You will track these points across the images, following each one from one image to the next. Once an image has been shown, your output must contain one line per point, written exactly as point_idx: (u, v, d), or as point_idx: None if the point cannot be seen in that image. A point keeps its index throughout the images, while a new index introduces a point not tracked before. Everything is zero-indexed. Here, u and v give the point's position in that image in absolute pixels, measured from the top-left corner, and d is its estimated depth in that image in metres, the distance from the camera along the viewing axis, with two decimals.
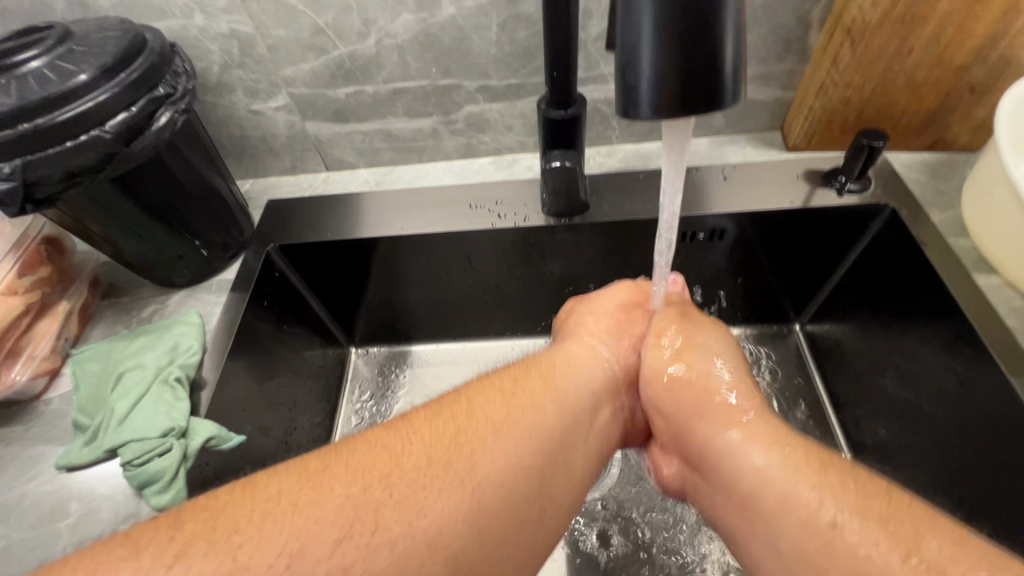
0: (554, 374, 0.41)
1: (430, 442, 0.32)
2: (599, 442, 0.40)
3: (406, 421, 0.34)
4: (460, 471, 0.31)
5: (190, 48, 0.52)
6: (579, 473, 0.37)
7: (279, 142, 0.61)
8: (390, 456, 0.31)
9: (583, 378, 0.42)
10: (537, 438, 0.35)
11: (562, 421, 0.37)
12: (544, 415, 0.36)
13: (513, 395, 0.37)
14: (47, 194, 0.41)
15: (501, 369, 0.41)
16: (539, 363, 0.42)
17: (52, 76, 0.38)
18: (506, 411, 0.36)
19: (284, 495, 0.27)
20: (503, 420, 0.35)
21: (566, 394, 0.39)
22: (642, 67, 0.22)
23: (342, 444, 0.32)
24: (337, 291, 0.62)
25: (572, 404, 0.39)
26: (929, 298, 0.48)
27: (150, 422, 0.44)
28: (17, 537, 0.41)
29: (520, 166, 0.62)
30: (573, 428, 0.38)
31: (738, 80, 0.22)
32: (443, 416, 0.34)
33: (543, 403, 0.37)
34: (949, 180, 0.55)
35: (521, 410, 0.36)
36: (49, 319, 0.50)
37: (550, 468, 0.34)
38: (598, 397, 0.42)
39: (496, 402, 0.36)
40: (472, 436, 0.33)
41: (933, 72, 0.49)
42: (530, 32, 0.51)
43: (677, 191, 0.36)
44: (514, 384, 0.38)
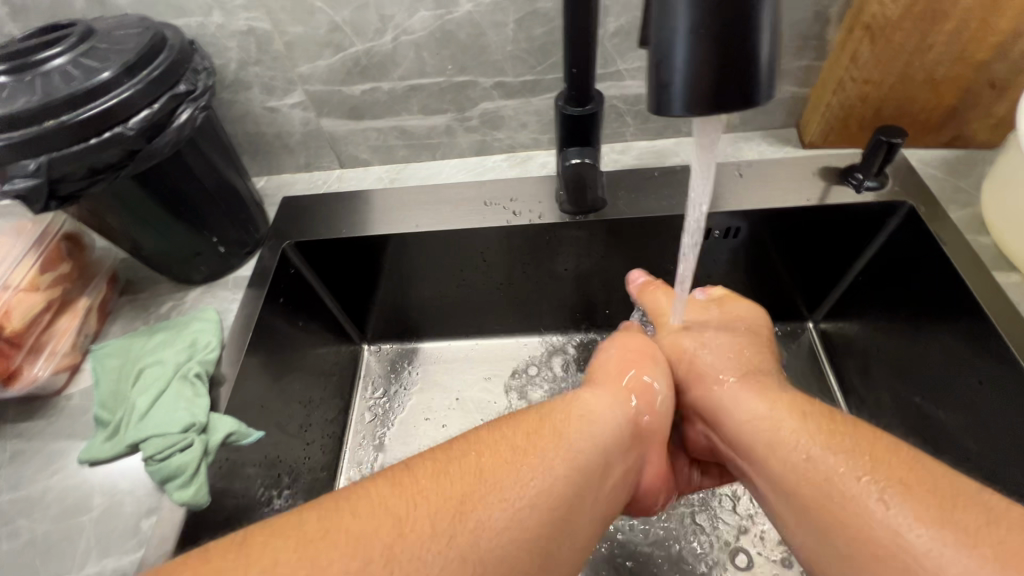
0: (572, 425, 0.40)
1: (434, 507, 0.32)
2: (609, 501, 0.39)
3: (413, 478, 0.34)
4: (462, 544, 0.30)
5: (208, 45, 0.52)
6: (585, 536, 0.36)
7: (294, 139, 0.61)
8: (392, 524, 0.30)
9: (600, 430, 0.40)
10: (546, 506, 0.34)
11: (574, 484, 0.36)
12: (554, 478, 0.35)
13: (525, 454, 0.36)
14: (70, 191, 0.41)
15: (515, 419, 0.39)
16: (555, 413, 0.40)
17: (76, 73, 0.38)
18: (517, 474, 0.35)
19: (280, 568, 0.27)
20: (511, 486, 0.34)
21: (583, 452, 0.38)
22: (675, 64, 0.22)
23: (347, 501, 0.32)
24: (351, 288, 0.63)
25: (586, 463, 0.38)
26: (949, 296, 0.48)
27: (171, 418, 0.44)
28: (42, 531, 0.42)
29: (534, 163, 0.62)
30: (584, 490, 0.37)
31: (772, 77, 0.22)
32: (451, 476, 0.34)
33: (555, 463, 0.36)
34: (966, 177, 0.54)
35: (531, 473, 0.35)
36: (70, 314, 0.51)
37: (556, 538, 0.34)
38: (613, 452, 0.40)
39: (507, 462, 0.35)
40: (479, 504, 0.33)
41: (953, 68, 0.48)
42: (547, 29, 0.51)
43: (707, 185, 0.35)
44: (527, 440, 0.37)
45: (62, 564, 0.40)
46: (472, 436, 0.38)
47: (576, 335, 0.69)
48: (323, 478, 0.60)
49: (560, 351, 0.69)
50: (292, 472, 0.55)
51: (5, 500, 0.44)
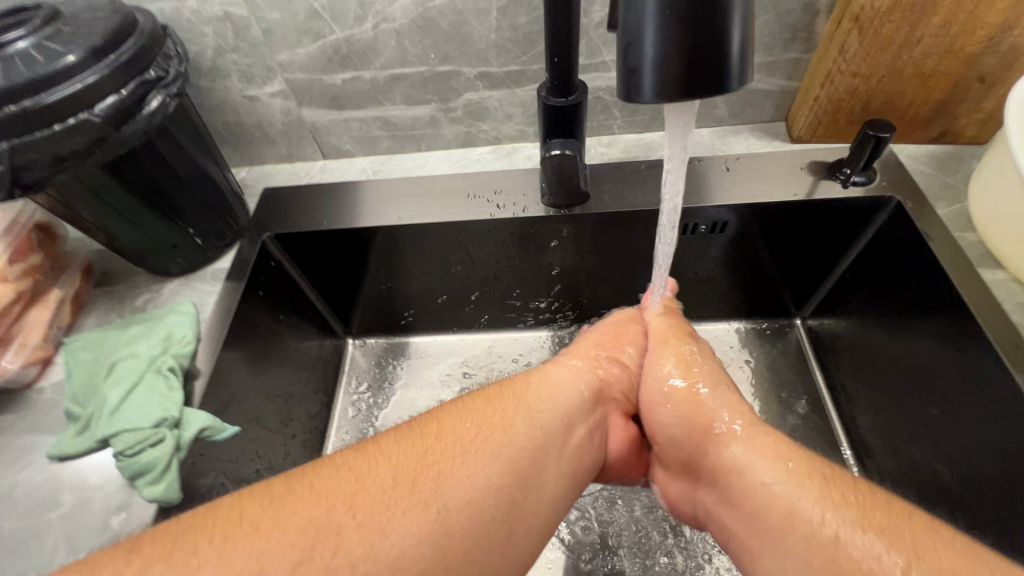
0: (530, 393, 0.41)
1: (397, 464, 0.31)
2: (578, 464, 0.40)
3: (376, 442, 0.33)
4: (426, 492, 0.30)
5: (183, 31, 0.50)
6: (554, 493, 0.36)
7: (275, 129, 0.60)
8: (355, 479, 0.30)
9: (560, 398, 0.42)
10: (508, 460, 0.34)
11: (534, 443, 0.37)
12: (515, 437, 0.36)
13: (483, 415, 0.37)
14: (35, 179, 0.40)
15: (472, 391, 0.40)
16: (516, 382, 0.41)
17: (39, 56, 0.37)
18: (477, 433, 0.35)
19: (245, 523, 0.26)
20: (472, 444, 0.34)
21: (541, 415, 0.39)
22: (645, 48, 0.21)
23: (310, 464, 0.31)
24: (333, 281, 0.62)
25: (547, 425, 0.39)
26: (934, 294, 0.47)
27: (142, 413, 0.43)
28: (9, 527, 0.41)
29: (519, 156, 0.61)
30: (545, 448, 0.37)
31: (745, 63, 0.21)
32: (412, 437, 0.34)
33: (514, 423, 0.37)
34: (954, 173, 0.54)
35: (492, 432, 0.36)
36: (41, 307, 0.49)
37: (521, 489, 0.34)
38: (575, 416, 0.42)
39: (468, 424, 0.36)
40: (440, 457, 0.33)
41: (942, 62, 0.48)
42: (531, 17, 0.50)
43: (678, 178, 0.35)
44: (486, 405, 0.38)
45: (29, 562, 0.39)
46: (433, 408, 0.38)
47: (563, 330, 0.69)
48: None
49: (547, 346, 0.68)
50: (272, 468, 0.54)
51: None
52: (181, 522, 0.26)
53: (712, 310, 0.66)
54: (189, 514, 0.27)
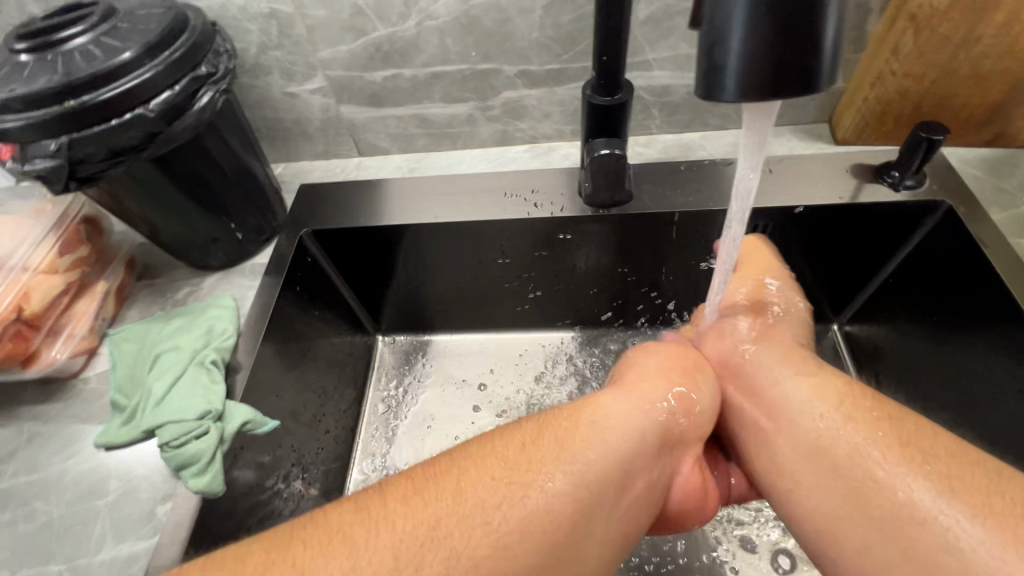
0: (577, 437, 0.37)
1: (400, 535, 0.30)
2: (628, 520, 0.36)
3: (382, 500, 0.32)
4: (431, 575, 0.29)
5: (229, 28, 0.51)
6: (594, 561, 0.34)
7: (313, 125, 0.60)
8: (351, 553, 0.29)
9: (616, 439, 0.37)
10: (535, 531, 0.32)
11: (571, 505, 0.33)
12: (546, 499, 0.33)
13: (512, 467, 0.34)
14: (90, 173, 0.40)
15: (505, 433, 0.37)
16: (559, 420, 0.38)
17: (98, 52, 0.38)
18: (499, 494, 0.33)
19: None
20: (491, 505, 0.32)
21: (586, 467, 0.35)
22: (730, 46, 0.20)
23: (306, 529, 0.31)
24: (367, 277, 0.62)
25: (592, 475, 0.35)
26: (988, 300, 0.46)
27: (187, 404, 0.44)
28: (58, 513, 0.42)
29: (555, 155, 0.61)
30: (587, 511, 0.34)
31: (834, 61, 0.21)
32: (426, 496, 0.33)
33: (545, 479, 0.34)
34: (1008, 177, 0.52)
35: (516, 492, 0.33)
36: (88, 298, 0.50)
37: (551, 563, 0.32)
38: (633, 465, 0.37)
39: (490, 482, 0.34)
40: (453, 526, 0.31)
41: (1002, 62, 0.46)
42: (576, 15, 0.49)
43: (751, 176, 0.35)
44: (517, 453, 0.35)
45: (77, 549, 0.40)
46: (457, 451, 0.37)
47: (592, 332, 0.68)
48: (336, 469, 0.60)
49: (576, 347, 0.68)
50: (305, 460, 0.55)
51: (22, 482, 0.44)
52: None
53: None
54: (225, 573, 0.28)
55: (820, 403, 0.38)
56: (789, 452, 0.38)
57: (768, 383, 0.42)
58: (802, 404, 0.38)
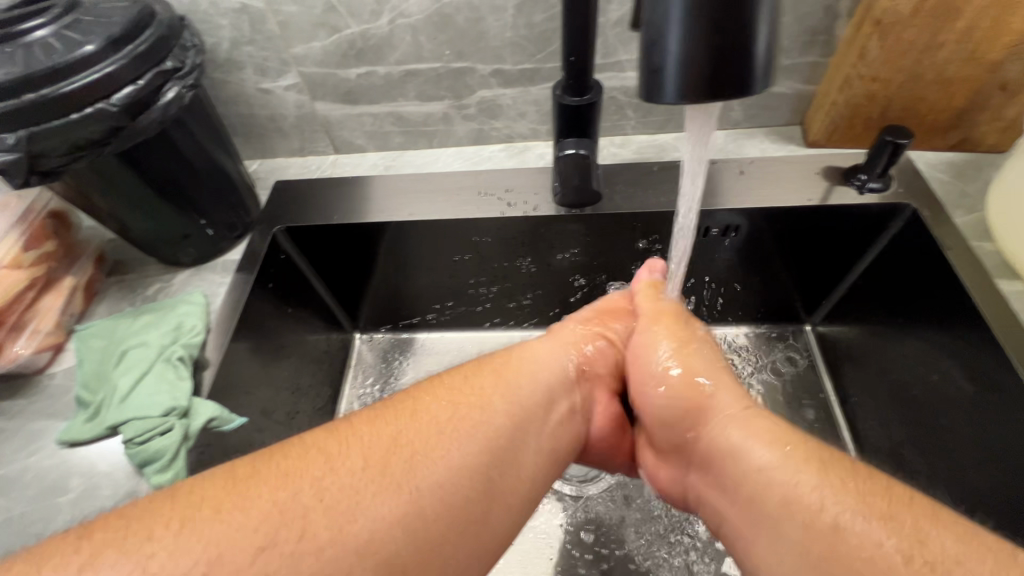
0: (509, 368, 0.40)
1: (366, 445, 0.31)
2: (559, 438, 0.40)
3: (349, 423, 0.33)
4: (398, 474, 0.30)
5: (201, 22, 0.51)
6: (535, 470, 0.36)
7: (288, 122, 0.60)
8: (324, 460, 0.29)
9: (541, 372, 0.42)
10: (483, 439, 0.34)
11: (511, 421, 0.36)
12: (492, 416, 0.35)
13: (461, 392, 0.36)
14: (51, 166, 0.40)
15: (453, 368, 0.39)
16: (495, 359, 0.41)
17: (58, 46, 0.37)
18: (452, 410, 0.35)
19: (205, 506, 0.26)
20: (447, 421, 0.34)
21: (520, 391, 0.39)
22: (668, 48, 0.21)
23: (280, 446, 0.31)
24: (342, 275, 0.62)
25: (524, 398, 0.38)
26: (948, 302, 0.47)
27: (152, 401, 0.43)
28: (18, 510, 0.41)
29: (531, 154, 0.61)
30: (525, 426, 0.37)
31: (769, 65, 0.21)
32: (387, 416, 0.33)
33: (490, 401, 0.36)
34: (973, 181, 0.53)
35: (469, 410, 0.35)
36: (54, 294, 0.50)
37: (498, 465, 0.33)
38: (556, 392, 0.41)
39: (445, 402, 0.35)
40: (415, 437, 0.32)
41: (964, 68, 0.47)
42: (548, 15, 0.50)
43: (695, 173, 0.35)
44: (465, 381, 0.38)
45: (37, 546, 0.39)
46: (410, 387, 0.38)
47: None
48: None
49: None
50: None
51: None
52: (135, 508, 0.26)
53: (720, 313, 0.65)
54: (216, 476, 0.28)
55: (757, 438, 0.35)
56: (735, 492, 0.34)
57: (715, 426, 0.38)
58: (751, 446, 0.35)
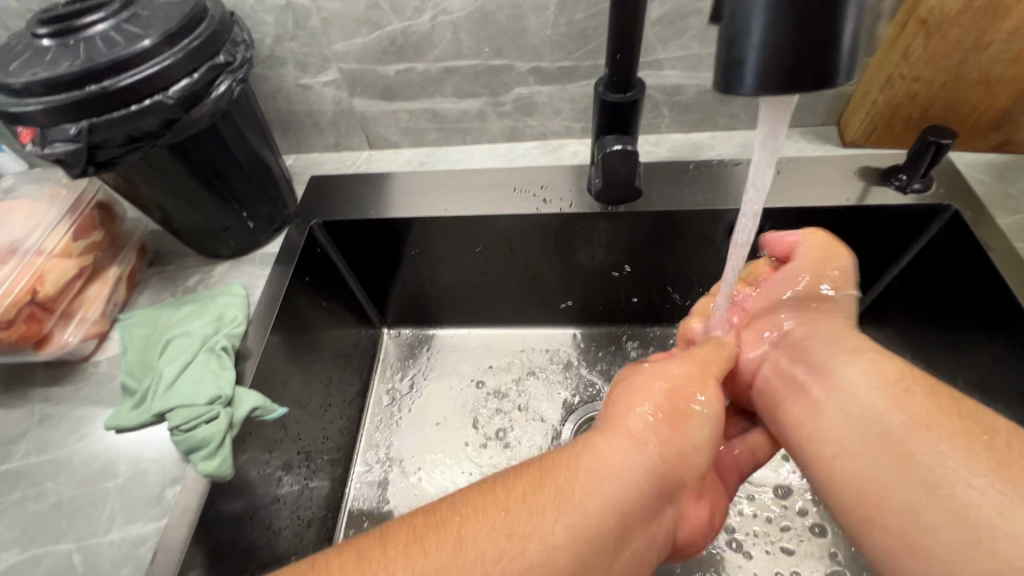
0: (576, 489, 0.34)
1: None
2: (628, 569, 0.34)
3: (383, 549, 0.30)
4: None
5: (247, 18, 0.51)
6: None
7: (325, 118, 0.61)
8: None
9: (616, 491, 0.34)
10: None
11: (572, 565, 0.31)
12: (550, 561, 0.31)
13: (517, 515, 0.32)
14: (108, 157, 0.41)
15: (516, 477, 0.35)
16: (562, 471, 0.35)
17: (119, 39, 0.38)
18: (501, 555, 0.30)
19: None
20: (502, 561, 0.30)
21: (587, 524, 0.32)
22: (750, 40, 0.21)
23: (314, 571, 0.30)
24: (374, 270, 0.62)
25: (592, 534, 0.32)
26: (991, 301, 0.46)
27: (197, 389, 0.44)
28: (68, 494, 0.42)
29: (565, 152, 0.61)
30: (588, 574, 0.31)
31: (854, 58, 0.21)
32: (426, 551, 0.30)
33: (549, 538, 0.31)
34: (1015, 183, 0.52)
35: (519, 554, 0.30)
36: (100, 283, 0.51)
37: None
38: (631, 517, 0.34)
39: (493, 539, 0.31)
40: None
41: (1010, 68, 0.46)
42: (589, 13, 0.50)
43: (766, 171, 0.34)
44: (521, 507, 0.32)
45: (87, 529, 0.40)
46: (469, 492, 0.34)
47: (597, 330, 0.68)
48: (340, 459, 0.60)
49: (580, 344, 0.68)
50: (311, 449, 0.55)
51: (32, 463, 0.44)
52: None
53: None
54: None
55: (858, 366, 0.38)
56: (833, 416, 0.38)
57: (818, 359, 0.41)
58: (853, 378, 0.38)
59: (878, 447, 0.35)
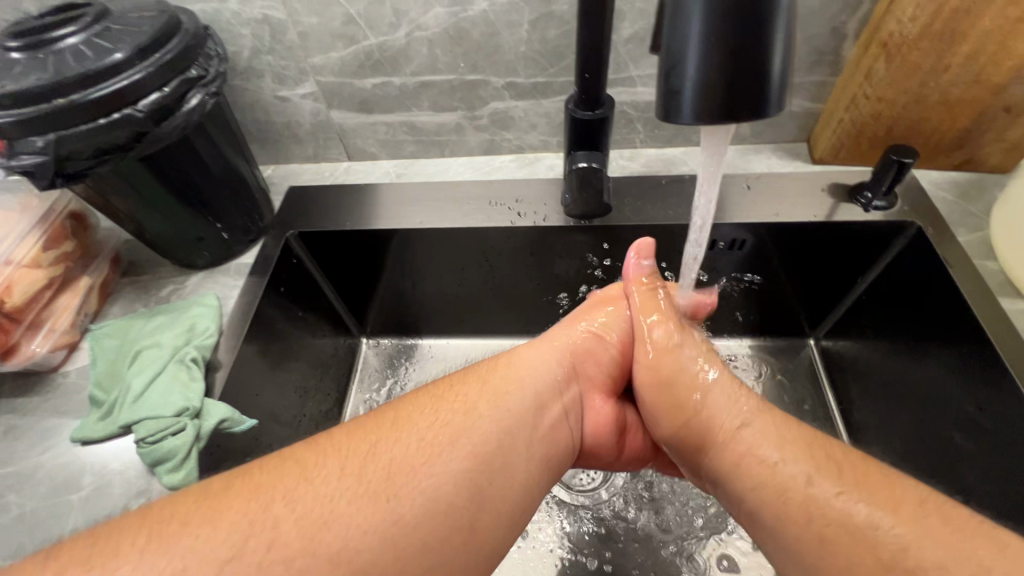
0: (497, 375, 0.39)
1: (343, 456, 0.31)
2: (552, 446, 0.38)
3: (329, 432, 0.33)
4: (374, 482, 0.30)
5: (222, 32, 0.52)
6: (529, 478, 0.35)
7: (303, 129, 0.61)
8: (299, 469, 0.30)
9: (532, 378, 0.40)
10: (468, 445, 0.33)
11: (500, 426, 0.35)
12: (479, 424, 0.35)
13: (445, 400, 0.36)
14: (78, 169, 0.41)
15: (439, 379, 0.39)
16: (484, 367, 0.40)
17: (89, 53, 0.39)
18: (436, 420, 0.34)
19: (181, 515, 0.26)
20: (433, 431, 0.33)
21: (509, 398, 0.37)
22: (687, 73, 0.22)
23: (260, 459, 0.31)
24: (351, 280, 0.63)
25: (513, 405, 0.37)
26: (950, 317, 0.47)
27: (165, 401, 0.44)
28: (30, 507, 0.42)
29: (541, 165, 0.62)
30: (516, 434, 0.36)
31: (783, 89, 0.23)
32: (367, 427, 0.34)
33: (477, 408, 0.36)
34: (977, 201, 0.54)
35: (453, 419, 0.34)
36: (70, 293, 0.51)
37: (484, 474, 0.32)
38: (547, 397, 0.40)
39: (428, 412, 0.35)
40: (394, 445, 0.32)
41: (969, 90, 0.48)
42: (562, 31, 0.51)
43: (710, 200, 0.36)
44: (449, 390, 0.37)
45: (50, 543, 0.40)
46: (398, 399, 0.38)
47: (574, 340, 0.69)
48: None
49: None
50: None
51: None
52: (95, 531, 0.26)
53: (722, 325, 0.65)
54: (194, 493, 0.28)
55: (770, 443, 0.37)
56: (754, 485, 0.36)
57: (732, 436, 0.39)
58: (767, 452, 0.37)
59: (817, 530, 0.32)
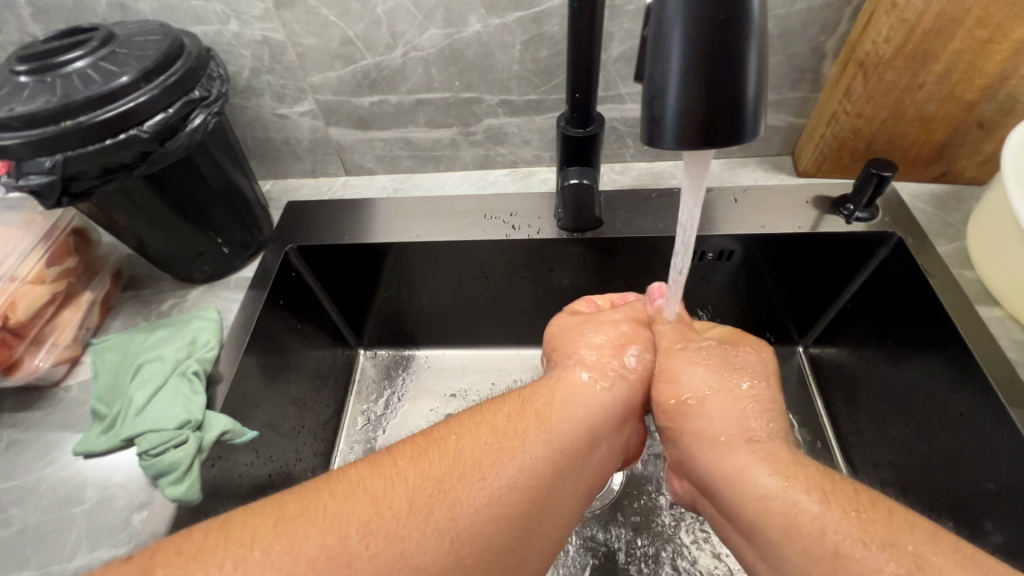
0: (551, 407, 0.40)
1: (410, 489, 0.32)
2: (591, 480, 0.40)
3: (391, 458, 0.34)
4: (440, 521, 0.31)
5: (223, 52, 0.53)
6: (569, 512, 0.37)
7: (302, 146, 0.63)
8: (370, 501, 0.31)
9: (586, 411, 0.41)
10: (523, 483, 0.34)
11: (552, 464, 0.36)
12: (535, 462, 0.36)
13: (503, 432, 0.37)
14: (83, 188, 0.42)
15: (496, 403, 0.40)
16: (539, 397, 0.41)
17: (96, 76, 0.40)
18: (496, 455, 0.35)
19: (259, 543, 0.28)
20: (489, 467, 0.34)
21: (562, 432, 0.38)
22: (668, 102, 0.24)
23: (327, 482, 0.32)
24: (349, 292, 0.64)
25: (566, 441, 0.38)
26: (931, 325, 0.49)
27: (166, 414, 0.45)
28: (33, 520, 0.42)
29: (535, 179, 0.64)
30: (566, 470, 0.37)
31: (757, 115, 0.24)
32: (429, 456, 0.35)
33: (534, 443, 0.37)
34: (954, 212, 0.56)
35: (510, 456, 0.35)
36: (74, 309, 0.52)
37: (536, 514, 0.34)
38: (599, 431, 0.41)
39: (488, 443, 0.36)
40: (456, 484, 0.33)
41: (943, 106, 0.50)
42: (553, 51, 0.53)
43: (693, 216, 0.38)
44: (508, 422, 0.38)
45: (52, 555, 0.41)
46: (453, 421, 0.39)
47: None
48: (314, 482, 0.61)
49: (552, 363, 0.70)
50: (283, 472, 0.56)
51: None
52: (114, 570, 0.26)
53: None
54: (262, 513, 0.30)
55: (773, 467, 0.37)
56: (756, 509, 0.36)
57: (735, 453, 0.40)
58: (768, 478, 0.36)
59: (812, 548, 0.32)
